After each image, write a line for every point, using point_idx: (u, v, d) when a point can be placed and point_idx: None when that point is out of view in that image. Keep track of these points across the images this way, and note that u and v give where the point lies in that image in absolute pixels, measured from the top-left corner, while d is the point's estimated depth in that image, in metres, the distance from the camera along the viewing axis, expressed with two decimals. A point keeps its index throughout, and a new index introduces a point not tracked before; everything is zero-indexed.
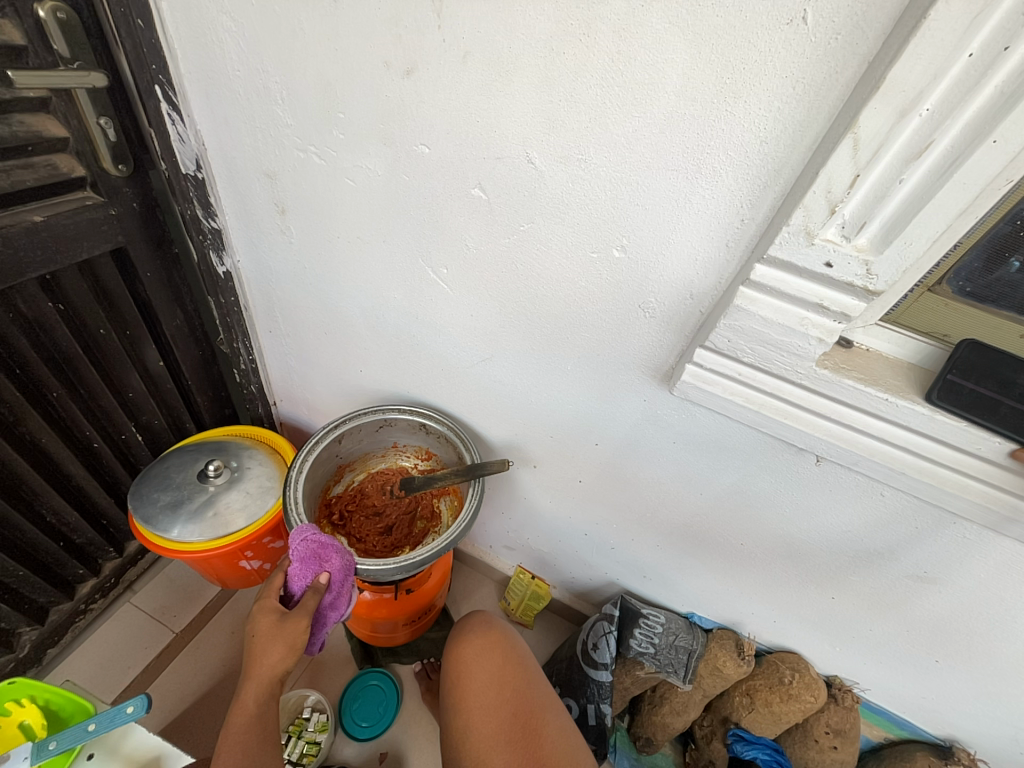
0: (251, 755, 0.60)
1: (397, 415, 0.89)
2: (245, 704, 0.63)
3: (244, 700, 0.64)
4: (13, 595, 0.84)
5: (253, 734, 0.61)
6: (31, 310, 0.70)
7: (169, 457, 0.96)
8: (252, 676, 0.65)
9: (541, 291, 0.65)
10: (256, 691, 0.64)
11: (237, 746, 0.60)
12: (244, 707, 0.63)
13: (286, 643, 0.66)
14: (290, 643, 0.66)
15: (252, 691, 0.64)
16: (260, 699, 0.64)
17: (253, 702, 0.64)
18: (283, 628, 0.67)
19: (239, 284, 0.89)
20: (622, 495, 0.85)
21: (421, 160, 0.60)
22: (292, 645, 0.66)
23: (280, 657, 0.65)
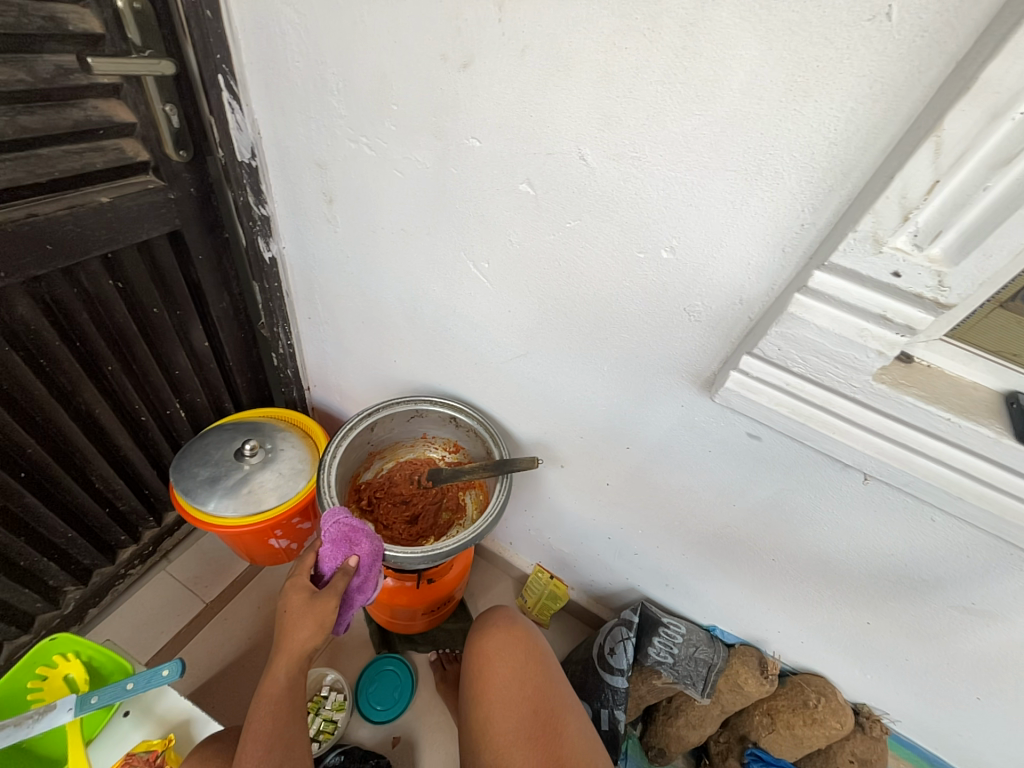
0: (281, 725, 0.63)
1: (428, 406, 0.89)
2: (276, 678, 0.66)
3: (275, 674, 0.67)
4: (62, 555, 0.89)
5: (283, 707, 0.65)
6: (93, 287, 0.73)
7: (208, 433, 0.99)
8: (283, 651, 0.67)
9: (583, 290, 0.64)
10: (286, 666, 0.66)
11: (267, 716, 0.63)
12: (275, 681, 0.66)
13: (316, 621, 0.68)
14: (320, 622, 0.68)
15: (283, 666, 0.67)
16: (290, 674, 0.67)
17: (283, 676, 0.66)
18: (314, 607, 0.68)
19: (283, 270, 0.92)
20: (650, 500, 0.83)
21: (471, 154, 0.60)
22: (321, 623, 0.68)
23: (310, 634, 0.67)
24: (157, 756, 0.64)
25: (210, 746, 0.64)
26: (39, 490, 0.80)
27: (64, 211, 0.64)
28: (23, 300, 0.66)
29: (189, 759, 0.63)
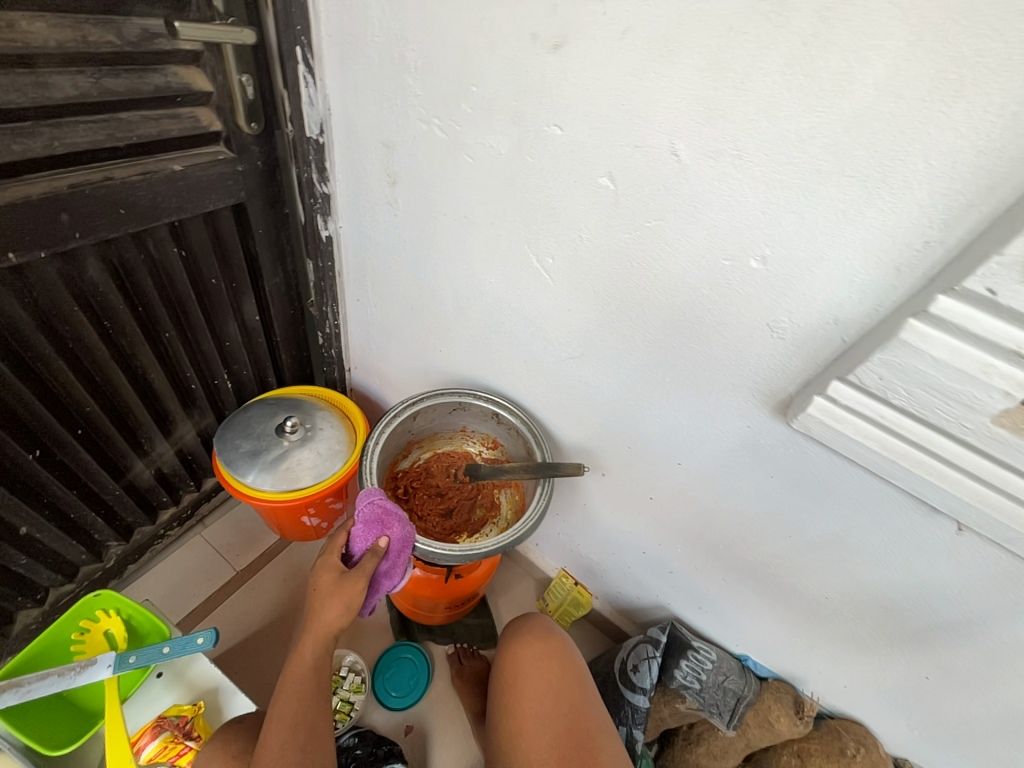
0: (305, 703, 0.64)
1: (472, 400, 0.87)
2: (303, 658, 0.66)
3: (302, 653, 0.66)
4: (108, 511, 0.92)
5: (308, 685, 0.65)
6: (158, 253, 0.74)
7: (251, 406, 1.00)
8: (311, 630, 0.66)
9: (654, 295, 0.60)
10: (312, 646, 0.66)
11: (293, 693, 0.64)
12: (302, 659, 0.65)
13: (344, 603, 0.66)
14: (347, 603, 0.66)
15: (310, 645, 0.66)
16: (317, 654, 0.66)
17: (310, 656, 0.66)
18: (342, 588, 0.67)
19: (338, 249, 0.91)
20: (696, 520, 0.79)
21: (550, 142, 0.57)
22: (349, 606, 0.67)
23: (337, 614, 0.66)
24: (186, 722, 0.65)
25: (235, 724, 0.65)
26: (93, 447, 0.82)
27: (138, 177, 0.64)
28: (94, 262, 0.67)
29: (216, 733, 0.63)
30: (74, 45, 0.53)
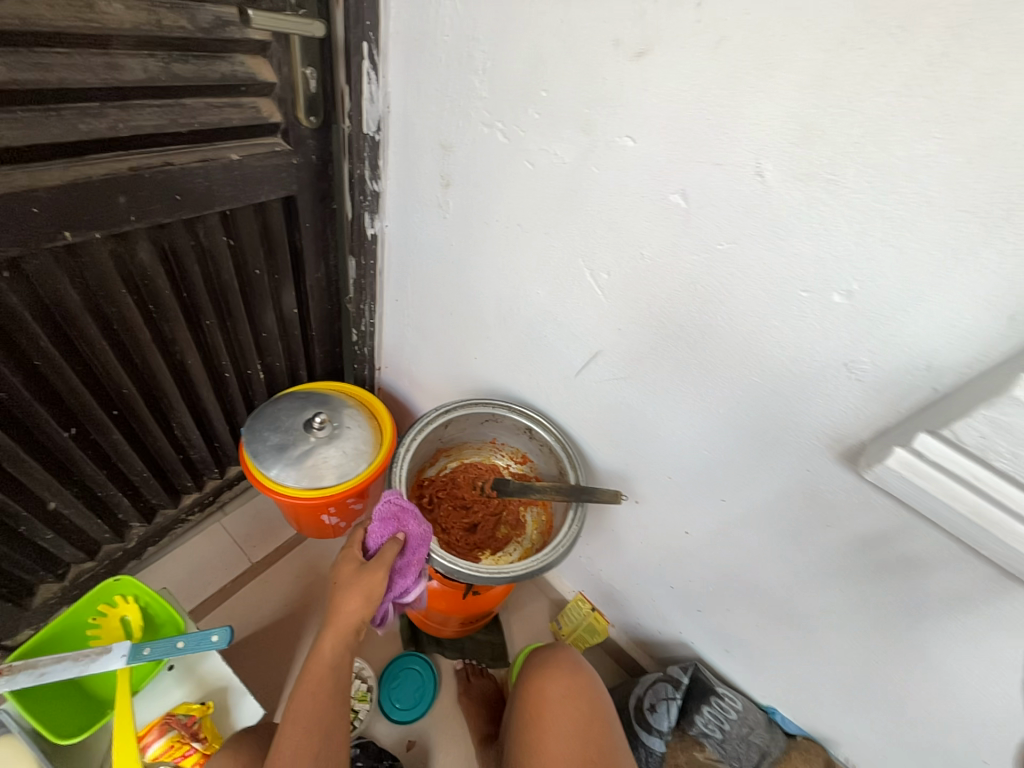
0: (321, 705, 0.61)
1: (506, 413, 0.85)
2: (322, 653, 0.64)
3: (321, 650, 0.64)
4: (134, 492, 0.92)
5: (325, 685, 0.62)
6: (207, 241, 0.73)
7: (281, 398, 0.99)
8: (331, 625, 0.65)
9: (717, 322, 0.56)
10: (331, 642, 0.64)
11: (308, 695, 0.61)
12: (320, 656, 0.63)
13: (364, 593, 0.65)
14: (366, 594, 0.65)
15: (329, 640, 0.64)
16: (336, 651, 0.64)
17: (329, 653, 0.64)
18: (362, 579, 0.66)
19: (381, 247, 0.90)
20: (735, 561, 0.74)
21: (620, 153, 0.54)
22: (369, 596, 0.66)
23: (357, 606, 0.65)
24: (194, 722, 0.64)
25: (245, 732, 0.63)
26: (126, 429, 0.82)
27: (197, 164, 0.64)
28: (145, 245, 0.67)
29: (226, 745, 0.61)
30: (148, 28, 0.53)
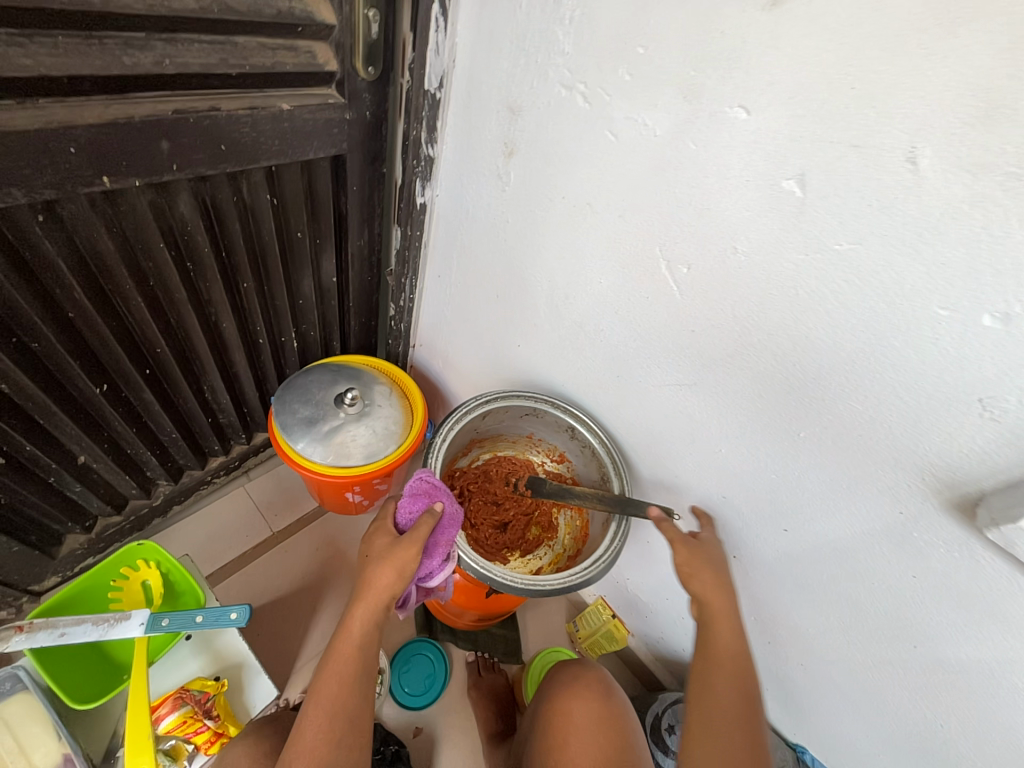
0: (347, 687, 0.56)
1: (548, 409, 0.80)
2: (351, 631, 0.59)
3: (350, 627, 0.59)
4: (162, 451, 0.91)
5: (352, 665, 0.58)
6: (250, 197, 0.68)
7: (313, 370, 0.95)
8: (361, 600, 0.60)
9: (818, 335, 0.49)
10: (362, 619, 0.59)
11: (334, 675, 0.57)
12: (349, 633, 0.58)
13: (397, 569, 0.60)
14: (400, 569, 0.60)
15: (360, 617, 0.59)
16: (367, 630, 0.59)
17: (358, 631, 0.59)
18: (396, 552, 0.61)
19: (430, 218, 0.84)
20: (787, 593, 0.68)
21: (727, 127, 0.46)
22: (402, 571, 0.60)
23: (390, 581, 0.60)
24: (208, 700, 0.63)
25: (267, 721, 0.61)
26: (158, 389, 0.80)
27: (245, 111, 0.58)
28: (186, 197, 0.62)
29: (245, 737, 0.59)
30: None
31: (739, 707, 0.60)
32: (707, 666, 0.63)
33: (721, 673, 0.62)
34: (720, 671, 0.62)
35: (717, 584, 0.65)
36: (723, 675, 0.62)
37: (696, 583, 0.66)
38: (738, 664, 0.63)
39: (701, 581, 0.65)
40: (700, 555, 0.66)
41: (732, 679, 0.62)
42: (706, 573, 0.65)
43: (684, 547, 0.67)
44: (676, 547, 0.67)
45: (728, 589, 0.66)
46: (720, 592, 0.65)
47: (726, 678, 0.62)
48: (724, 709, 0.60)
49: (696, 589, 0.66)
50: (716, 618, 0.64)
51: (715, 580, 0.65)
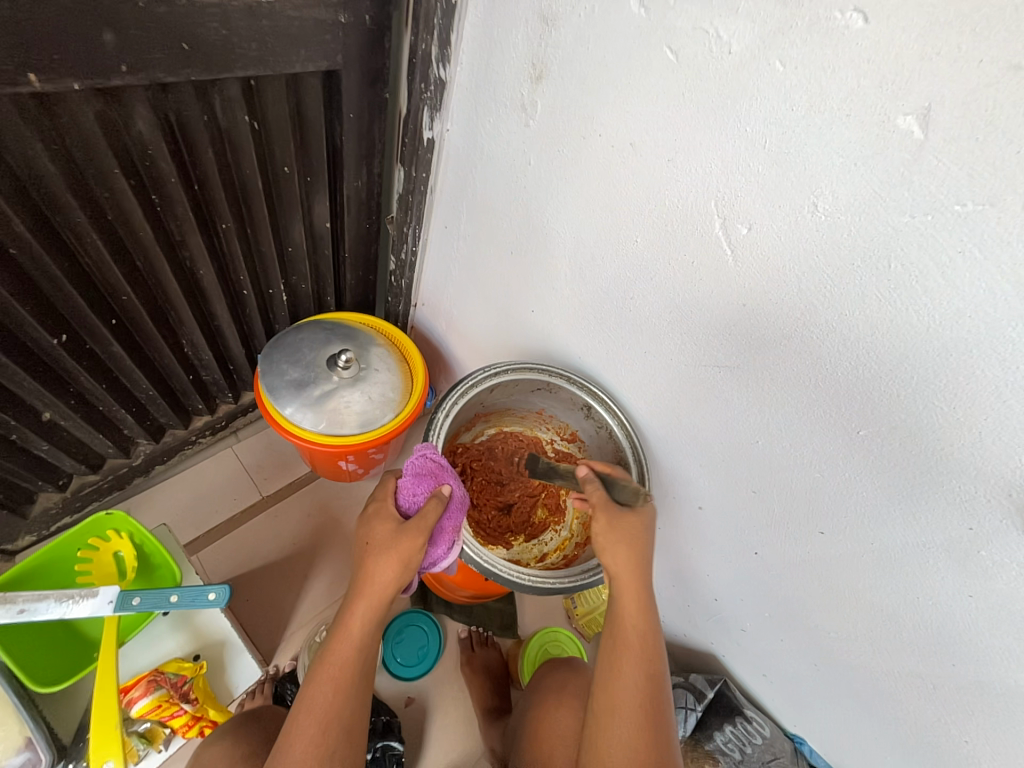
0: (342, 694, 0.51)
1: (563, 384, 0.73)
2: (350, 629, 0.53)
3: (348, 626, 0.53)
4: (139, 410, 0.83)
5: (349, 668, 0.52)
6: (225, 118, 0.57)
7: (303, 327, 0.86)
8: (360, 595, 0.54)
9: (908, 318, 0.40)
10: (364, 615, 0.53)
11: (328, 680, 0.51)
12: (349, 633, 0.53)
13: (402, 561, 0.54)
14: (404, 560, 0.54)
15: (359, 615, 0.53)
16: (366, 628, 0.54)
17: (358, 629, 0.53)
18: (399, 543, 0.55)
19: (438, 158, 0.72)
20: (812, 596, 0.63)
21: (831, 41, 0.36)
22: (405, 563, 0.54)
23: (393, 576, 0.54)
24: (184, 683, 0.63)
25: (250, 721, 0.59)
26: (128, 341, 0.71)
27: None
28: (143, 111, 0.51)
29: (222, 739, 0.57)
30: None
31: (642, 693, 0.55)
32: (614, 648, 0.58)
33: (630, 659, 0.57)
34: (626, 654, 0.57)
35: (632, 561, 0.59)
36: (631, 661, 0.57)
37: (608, 559, 0.59)
38: (645, 646, 0.58)
39: (612, 557, 0.59)
40: (618, 527, 0.59)
41: (639, 663, 0.57)
42: (620, 549, 0.59)
43: (603, 514, 0.60)
44: (596, 514, 0.61)
45: (644, 568, 0.60)
46: (632, 571, 0.59)
47: (634, 663, 0.57)
48: (627, 696, 0.55)
49: (608, 565, 0.60)
50: (624, 596, 0.59)
51: (630, 559, 0.59)
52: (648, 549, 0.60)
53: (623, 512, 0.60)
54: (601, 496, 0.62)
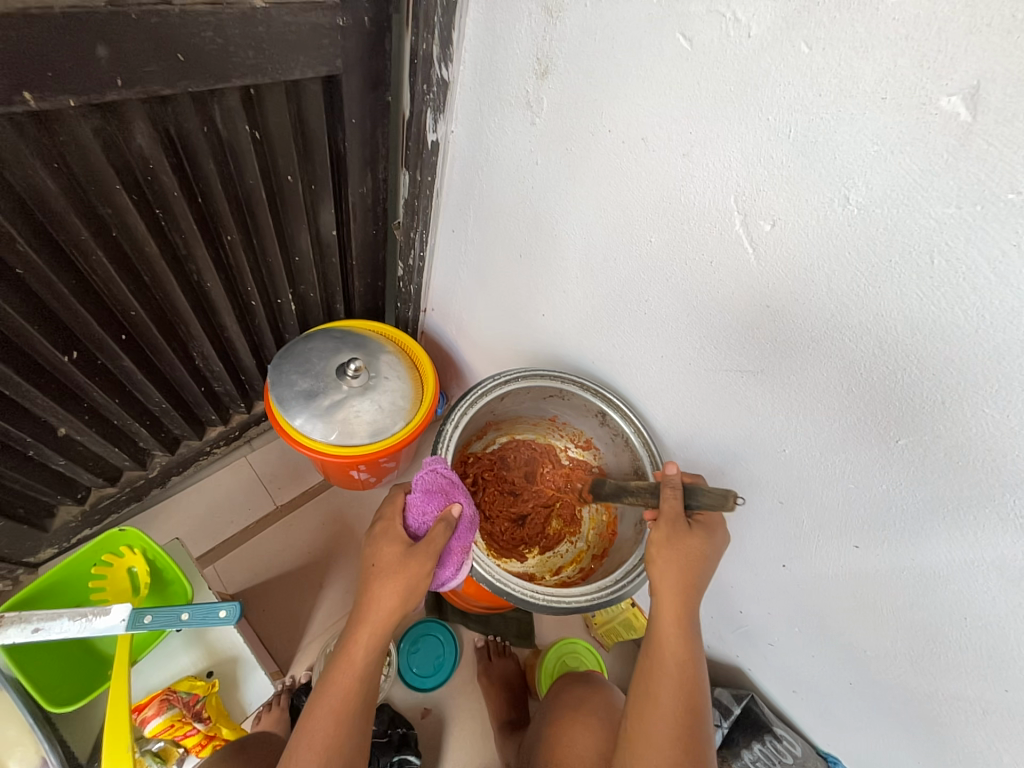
0: (343, 726, 0.50)
1: (576, 391, 0.70)
2: (353, 658, 0.52)
3: (352, 655, 0.52)
4: (154, 422, 0.83)
5: (349, 701, 0.51)
6: (225, 128, 0.57)
7: (313, 337, 0.85)
8: (363, 624, 0.53)
9: (953, 319, 0.37)
10: (366, 647, 0.52)
11: (329, 712, 0.50)
12: (352, 663, 0.52)
13: (409, 586, 0.54)
14: (410, 587, 0.54)
15: (363, 645, 0.52)
16: (370, 658, 0.53)
17: (361, 660, 0.52)
18: (404, 569, 0.54)
19: (443, 161, 0.70)
20: (847, 612, 0.59)
21: (863, 18, 0.32)
22: (407, 592, 0.53)
23: (393, 605, 0.53)
24: (197, 702, 0.64)
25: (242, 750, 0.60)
26: (139, 356, 0.71)
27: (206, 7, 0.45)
28: (142, 125, 0.50)
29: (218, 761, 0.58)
30: None
31: (678, 721, 0.53)
32: (650, 672, 0.55)
33: (667, 682, 0.54)
34: (664, 679, 0.54)
35: (679, 582, 0.56)
36: (668, 686, 0.54)
37: (657, 574, 0.56)
38: (683, 670, 0.55)
39: (662, 572, 0.56)
40: (679, 546, 0.56)
41: (677, 688, 0.54)
42: (670, 569, 0.56)
43: (665, 527, 0.56)
44: (659, 524, 0.57)
45: (692, 592, 0.56)
46: (677, 593, 0.56)
47: (671, 690, 0.54)
48: (663, 723, 0.53)
49: (655, 583, 0.57)
50: (665, 616, 0.56)
51: (677, 580, 0.56)
52: (701, 572, 0.56)
53: (687, 529, 0.56)
54: (672, 508, 0.57)
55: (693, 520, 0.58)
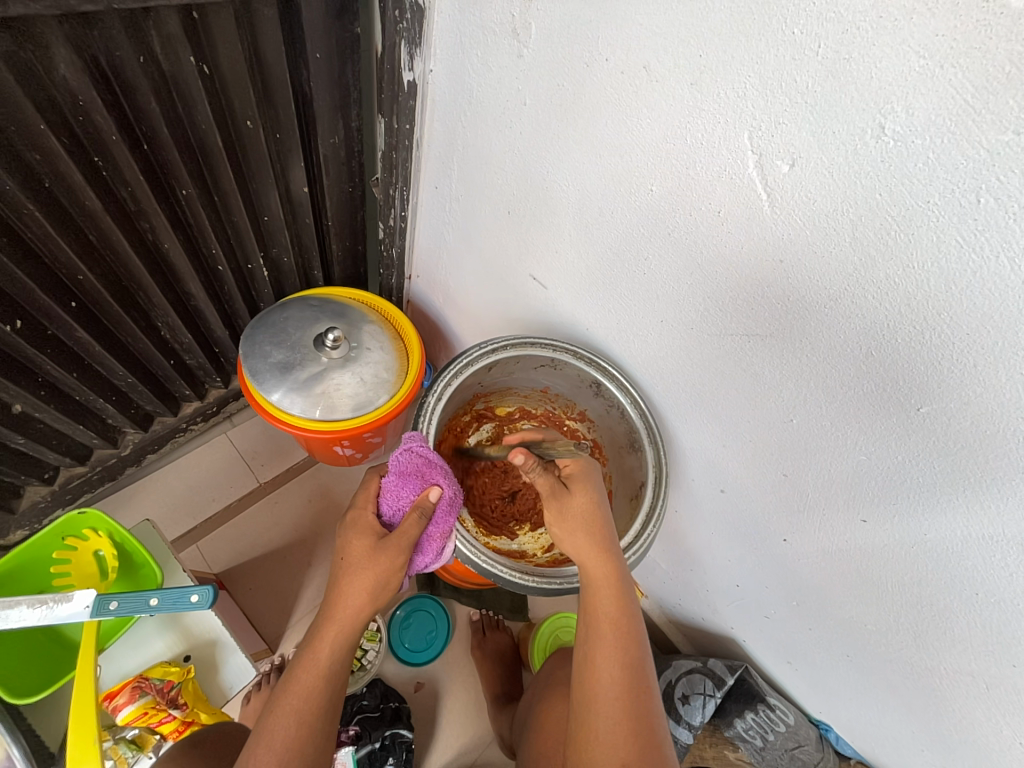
0: (306, 727, 0.48)
1: (569, 361, 0.66)
2: (318, 655, 0.51)
3: (317, 652, 0.51)
4: (122, 398, 0.78)
5: (314, 700, 0.49)
6: (167, 59, 0.49)
7: (289, 305, 0.79)
8: (331, 620, 0.51)
9: (999, 270, 0.32)
10: (332, 646, 0.51)
11: (291, 712, 0.48)
12: (317, 663, 0.50)
13: (379, 582, 0.52)
14: (381, 581, 0.52)
15: (328, 642, 0.51)
16: (336, 655, 0.51)
17: (326, 656, 0.51)
18: (375, 563, 0.52)
19: (422, 106, 0.63)
20: (850, 587, 0.57)
21: None
22: (374, 590, 0.52)
23: (360, 602, 0.51)
24: (171, 689, 0.63)
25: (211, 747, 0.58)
26: (96, 326, 0.66)
27: None
28: (63, 50, 0.43)
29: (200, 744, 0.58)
30: None
31: (622, 691, 0.50)
32: (587, 639, 0.53)
33: (605, 651, 0.52)
34: (601, 649, 0.52)
35: (599, 546, 0.55)
36: (607, 649, 0.52)
37: (569, 544, 0.55)
38: (623, 636, 0.52)
39: (573, 541, 0.55)
40: (567, 512, 0.55)
41: (616, 655, 0.52)
42: (578, 536, 0.55)
43: (550, 503, 0.56)
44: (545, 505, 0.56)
45: (614, 554, 0.55)
46: (600, 556, 0.54)
47: (610, 655, 0.52)
48: (605, 689, 0.51)
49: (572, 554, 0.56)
50: (594, 584, 0.54)
51: (594, 543, 0.55)
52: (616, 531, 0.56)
53: (567, 494, 0.56)
54: (545, 479, 0.56)
55: (568, 478, 0.57)
